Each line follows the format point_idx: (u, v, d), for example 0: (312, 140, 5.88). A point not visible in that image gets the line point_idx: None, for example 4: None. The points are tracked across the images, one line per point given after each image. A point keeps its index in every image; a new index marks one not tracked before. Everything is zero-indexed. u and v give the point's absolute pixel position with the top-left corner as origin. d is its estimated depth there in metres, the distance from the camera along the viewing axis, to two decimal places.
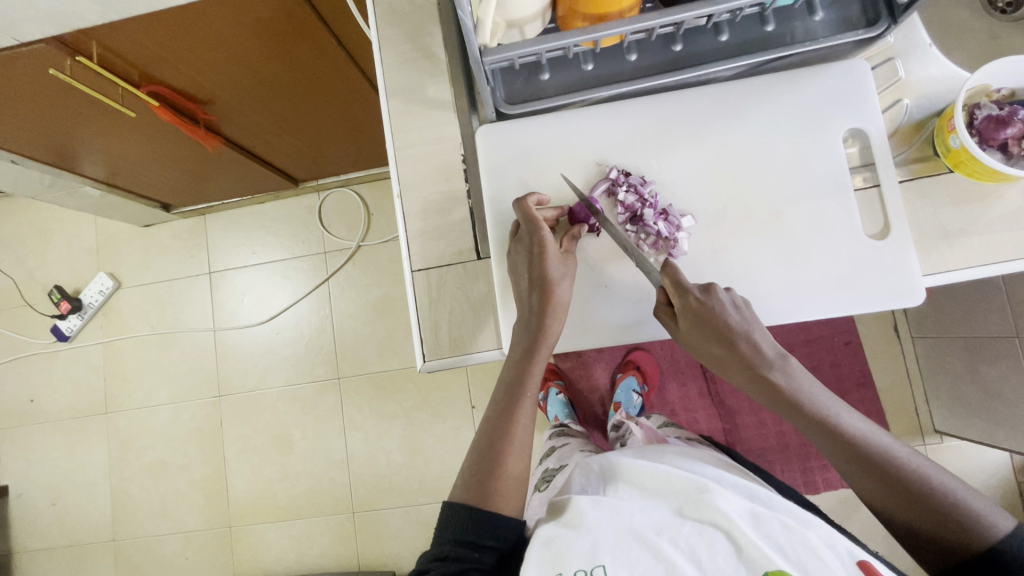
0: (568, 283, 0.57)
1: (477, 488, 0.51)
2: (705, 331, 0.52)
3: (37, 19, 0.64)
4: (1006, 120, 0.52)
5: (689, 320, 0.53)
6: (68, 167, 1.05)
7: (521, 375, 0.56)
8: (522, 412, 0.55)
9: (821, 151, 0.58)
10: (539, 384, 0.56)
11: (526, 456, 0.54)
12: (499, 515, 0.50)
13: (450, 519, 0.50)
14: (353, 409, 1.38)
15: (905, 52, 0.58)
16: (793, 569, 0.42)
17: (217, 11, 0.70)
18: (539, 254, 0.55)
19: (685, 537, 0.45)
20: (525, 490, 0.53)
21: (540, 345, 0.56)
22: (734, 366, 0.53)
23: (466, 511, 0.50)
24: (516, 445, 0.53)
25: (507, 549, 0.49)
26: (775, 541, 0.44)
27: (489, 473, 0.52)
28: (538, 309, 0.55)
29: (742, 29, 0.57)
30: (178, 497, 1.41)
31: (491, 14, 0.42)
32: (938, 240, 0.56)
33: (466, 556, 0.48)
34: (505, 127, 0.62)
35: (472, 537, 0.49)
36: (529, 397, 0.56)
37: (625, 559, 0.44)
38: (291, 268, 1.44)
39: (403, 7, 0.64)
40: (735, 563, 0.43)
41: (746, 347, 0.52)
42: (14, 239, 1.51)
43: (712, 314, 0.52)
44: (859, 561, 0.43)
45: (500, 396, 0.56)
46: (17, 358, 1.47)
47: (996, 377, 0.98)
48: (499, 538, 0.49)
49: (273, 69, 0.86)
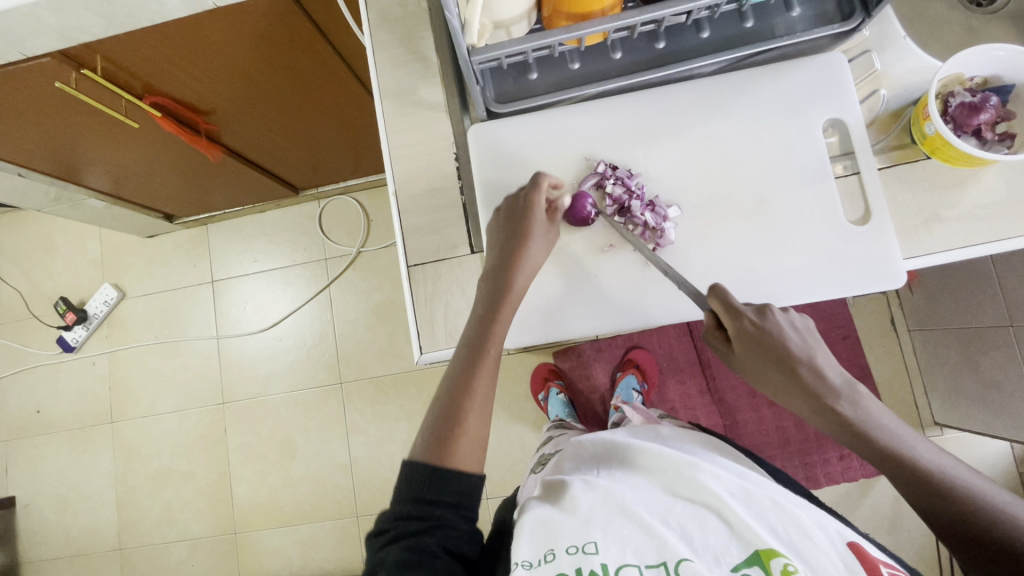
0: (544, 243, 0.58)
1: (437, 444, 0.50)
2: (765, 355, 0.52)
3: (45, 34, 0.67)
4: (979, 106, 0.54)
5: (746, 342, 0.53)
6: (72, 179, 1.08)
7: (484, 332, 0.55)
8: (486, 366, 0.54)
9: (801, 140, 0.59)
10: (501, 342, 0.56)
11: (488, 412, 0.53)
12: (458, 470, 0.49)
13: (410, 477, 0.48)
14: (355, 413, 1.39)
15: (880, 45, 0.60)
16: (784, 548, 0.44)
17: (217, 23, 0.72)
18: (527, 208, 0.58)
19: (677, 517, 0.46)
20: (484, 445, 0.52)
21: (506, 300, 0.57)
22: (793, 390, 0.53)
23: (426, 467, 0.48)
24: (476, 402, 0.52)
25: (470, 505, 0.48)
26: (767, 521, 0.45)
27: (450, 429, 0.50)
28: (507, 263, 0.57)
29: (722, 26, 0.59)
30: (183, 505, 1.42)
31: (477, 14, 0.44)
32: (919, 226, 0.58)
33: (428, 513, 0.47)
34: (496, 126, 0.63)
35: (434, 494, 0.47)
36: (491, 353, 0.55)
37: (617, 536, 0.44)
38: (293, 275, 1.46)
39: (395, 14, 0.67)
40: (727, 540, 0.44)
41: (806, 371, 0.52)
42: (20, 252, 1.54)
43: (771, 336, 0.52)
44: (848, 542, 0.45)
45: (461, 355, 0.55)
46: (24, 369, 1.49)
47: (992, 367, 0.98)
48: (462, 493, 0.48)
49: (273, 78, 0.89)
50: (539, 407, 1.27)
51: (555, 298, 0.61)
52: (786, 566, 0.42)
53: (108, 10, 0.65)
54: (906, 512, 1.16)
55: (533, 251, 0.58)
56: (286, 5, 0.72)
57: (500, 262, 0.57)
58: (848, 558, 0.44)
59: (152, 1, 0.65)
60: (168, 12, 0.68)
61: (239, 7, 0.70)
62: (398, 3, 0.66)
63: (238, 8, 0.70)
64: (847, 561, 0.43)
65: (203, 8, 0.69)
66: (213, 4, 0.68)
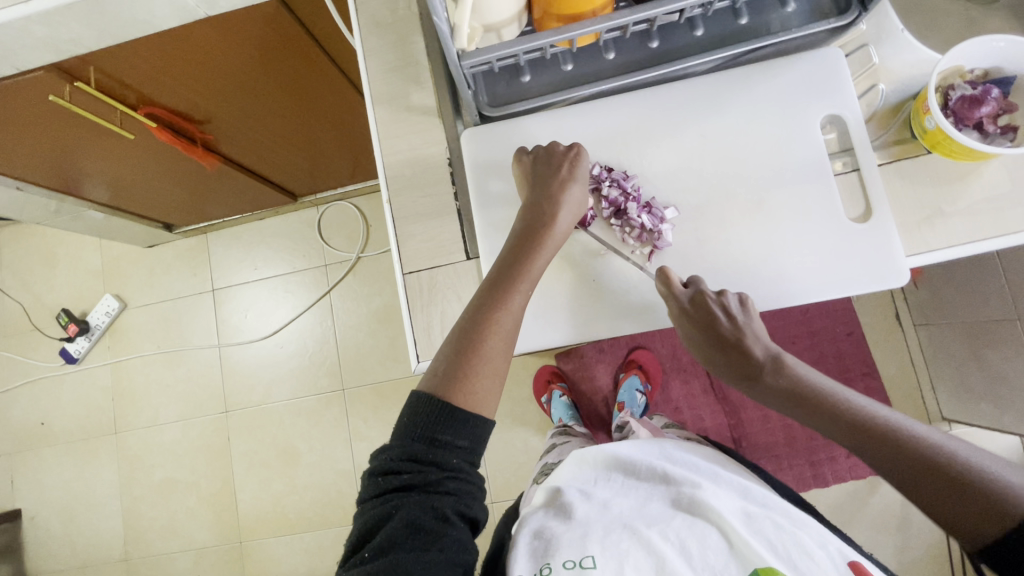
0: (579, 195, 0.57)
1: (453, 378, 0.50)
2: (700, 331, 0.56)
3: (37, 48, 0.66)
4: (980, 99, 0.53)
5: (688, 321, 0.56)
6: (70, 192, 1.08)
7: (516, 273, 0.55)
8: (511, 308, 0.53)
9: (799, 137, 0.58)
10: (531, 285, 0.55)
11: (507, 356, 0.53)
12: (472, 411, 0.49)
13: (423, 412, 0.48)
14: (358, 419, 1.39)
15: (878, 39, 0.60)
16: (784, 565, 0.43)
17: (209, 32, 0.72)
18: (572, 162, 0.58)
19: (675, 530, 0.46)
20: (500, 389, 0.51)
21: (538, 252, 0.56)
22: (726, 363, 0.58)
23: (441, 403, 0.48)
24: (497, 343, 0.52)
25: (477, 450, 0.48)
26: (765, 536, 0.45)
27: (469, 364, 0.50)
28: (541, 215, 0.56)
29: (716, 24, 0.58)
30: (188, 514, 1.41)
31: (466, 18, 0.43)
32: (922, 221, 0.57)
33: (439, 457, 0.46)
34: (489, 129, 0.63)
35: (447, 435, 0.47)
36: (519, 295, 0.54)
37: (615, 552, 0.44)
38: (293, 282, 1.46)
39: (386, 18, 0.66)
40: (725, 560, 0.44)
41: (739, 346, 0.57)
42: (21, 264, 1.54)
43: (713, 315, 0.56)
44: (849, 562, 0.43)
45: (488, 289, 0.54)
46: (27, 382, 1.49)
47: (1000, 361, 0.97)
48: (473, 439, 0.48)
49: (267, 86, 0.88)
50: (542, 410, 1.26)
51: (554, 303, 0.60)
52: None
53: (99, 22, 0.65)
54: (916, 509, 1.15)
55: (572, 197, 0.57)
56: (277, 13, 0.72)
57: (542, 205, 0.56)
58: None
59: (143, 12, 0.65)
60: (159, 22, 0.67)
61: (229, 15, 0.70)
62: (389, 8, 0.66)
63: (229, 16, 0.70)
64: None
65: (194, 17, 0.68)
66: (204, 13, 0.68)
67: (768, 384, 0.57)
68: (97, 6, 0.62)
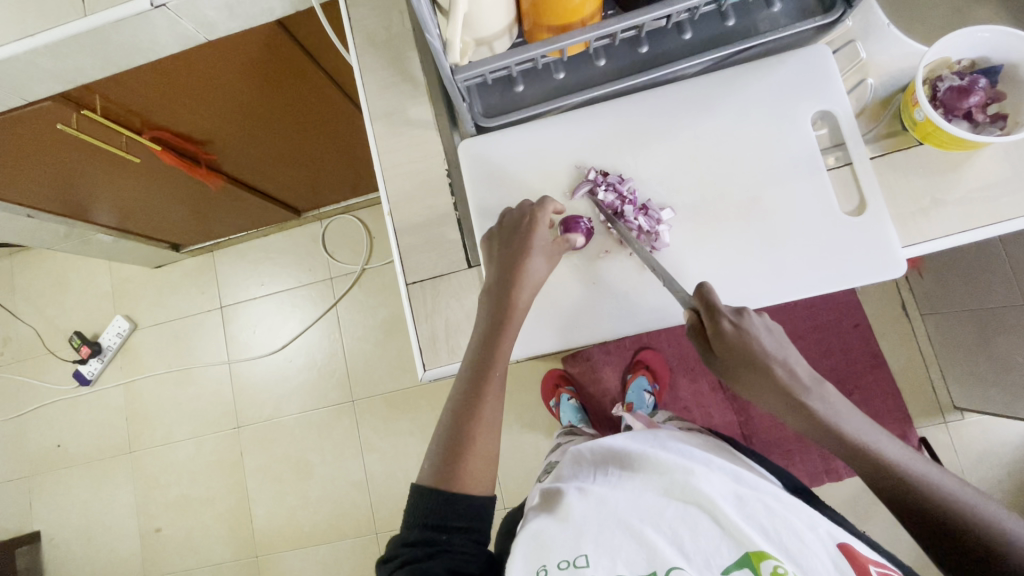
0: (546, 261, 0.57)
1: (445, 470, 0.51)
2: (742, 356, 0.50)
3: (44, 79, 0.69)
4: (968, 89, 0.54)
5: (726, 345, 0.51)
6: (80, 217, 1.10)
7: (488, 352, 0.55)
8: (491, 390, 0.54)
9: (791, 134, 0.59)
10: (506, 361, 0.55)
11: (496, 433, 0.54)
12: (469, 497, 0.50)
13: (417, 504, 0.51)
14: (368, 430, 1.40)
15: (865, 34, 0.60)
16: (776, 550, 0.43)
17: (208, 56, 0.74)
18: (527, 233, 0.57)
19: (669, 520, 0.46)
20: (494, 468, 0.53)
21: (511, 324, 0.55)
22: (770, 391, 0.51)
23: (436, 496, 0.50)
24: (485, 426, 0.53)
25: (477, 526, 0.50)
26: (758, 523, 0.45)
27: (459, 456, 0.51)
28: (507, 283, 0.56)
29: (704, 27, 0.59)
30: (205, 530, 1.43)
31: (458, 33, 0.44)
32: (917, 212, 0.57)
33: (433, 539, 0.48)
34: (485, 139, 0.64)
35: (442, 519, 0.49)
36: (496, 376, 0.54)
37: (608, 547, 0.44)
38: (299, 296, 1.48)
39: (381, 36, 0.68)
40: (717, 542, 0.44)
41: (774, 374, 0.50)
42: (33, 289, 1.57)
43: (748, 339, 0.50)
44: (838, 543, 0.45)
45: (466, 374, 0.55)
46: (42, 405, 1.52)
47: (1008, 348, 0.96)
48: (467, 517, 0.50)
49: (266, 107, 0.90)
50: (550, 414, 1.27)
51: (555, 308, 0.61)
52: (776, 568, 0.42)
53: (103, 52, 0.67)
54: None
55: (535, 266, 0.56)
56: (275, 35, 0.74)
57: (509, 275, 0.56)
58: (840, 559, 0.43)
59: (145, 41, 0.67)
60: (161, 49, 0.69)
61: (228, 39, 0.72)
62: (383, 26, 0.67)
63: (227, 41, 0.72)
64: (841, 565, 0.43)
65: (195, 43, 0.70)
66: (205, 38, 0.70)
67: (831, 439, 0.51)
68: (101, 36, 0.64)
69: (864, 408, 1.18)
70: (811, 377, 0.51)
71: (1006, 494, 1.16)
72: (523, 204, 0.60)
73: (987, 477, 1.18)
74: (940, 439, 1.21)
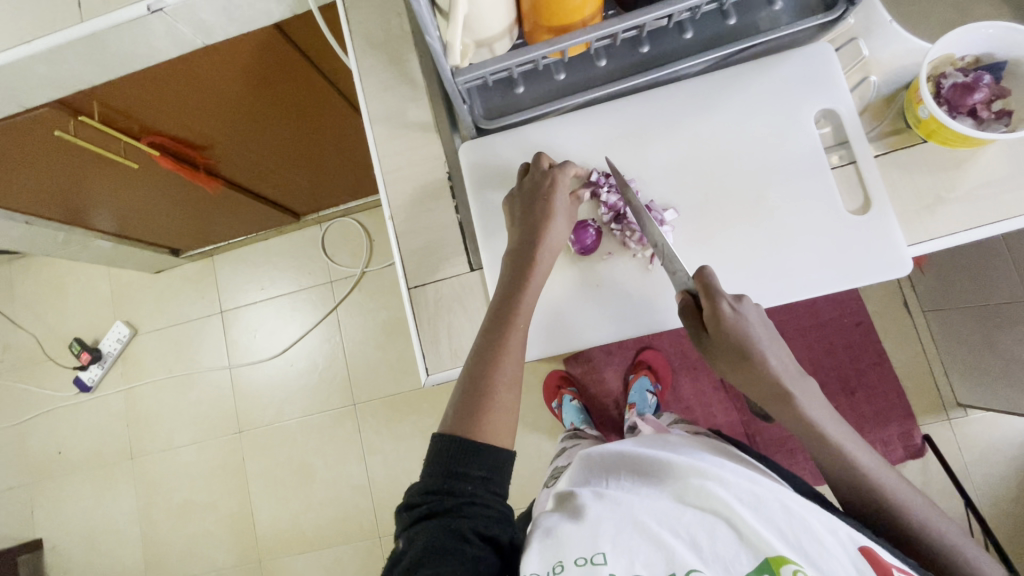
0: (566, 221, 0.58)
1: (467, 420, 0.50)
2: (734, 339, 0.51)
3: (41, 85, 0.68)
4: (972, 86, 0.54)
5: (720, 328, 0.52)
6: (79, 223, 1.10)
7: (510, 307, 0.55)
8: (512, 343, 0.54)
9: (793, 134, 0.59)
10: (527, 319, 0.56)
11: (516, 388, 0.53)
12: (491, 445, 0.49)
13: (440, 452, 0.49)
14: (370, 433, 1.40)
15: (867, 31, 0.60)
16: (795, 555, 0.43)
17: (206, 60, 0.73)
18: (545, 195, 0.58)
19: (685, 524, 0.45)
20: (514, 421, 0.52)
21: (531, 278, 0.56)
22: (759, 377, 0.52)
23: (459, 442, 0.49)
24: (506, 378, 0.53)
25: (500, 476, 0.49)
26: (778, 526, 0.44)
27: (481, 405, 0.51)
28: (529, 243, 0.57)
29: (705, 25, 0.59)
30: (208, 536, 1.42)
31: (458, 36, 0.44)
32: (922, 210, 0.57)
33: (458, 489, 0.47)
34: (486, 141, 0.64)
35: (464, 467, 0.48)
36: (517, 331, 0.54)
37: (625, 547, 0.43)
38: (300, 299, 1.47)
39: (379, 38, 0.67)
40: (736, 549, 0.44)
41: (764, 361, 0.52)
42: (33, 296, 1.56)
43: (743, 323, 0.51)
44: (860, 547, 0.44)
45: (486, 328, 0.55)
46: (43, 412, 1.51)
47: (1011, 344, 0.95)
48: (491, 465, 0.48)
49: (266, 110, 0.90)
50: (553, 415, 1.26)
51: (558, 311, 0.61)
52: (796, 572, 0.42)
53: (101, 57, 0.67)
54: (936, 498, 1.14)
55: (556, 229, 0.57)
56: (273, 38, 0.73)
57: (532, 232, 0.57)
58: (861, 563, 0.43)
59: (143, 45, 0.67)
60: (159, 54, 0.69)
61: (225, 43, 0.71)
62: (382, 28, 0.67)
63: (226, 45, 0.72)
64: (862, 569, 0.43)
65: (192, 47, 0.70)
66: (203, 43, 0.69)
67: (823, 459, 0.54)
68: (98, 41, 0.64)
69: (867, 406, 1.18)
70: (795, 373, 0.54)
71: (1011, 490, 1.16)
72: (537, 163, 0.60)
73: (992, 473, 1.17)
74: (945, 436, 1.20)
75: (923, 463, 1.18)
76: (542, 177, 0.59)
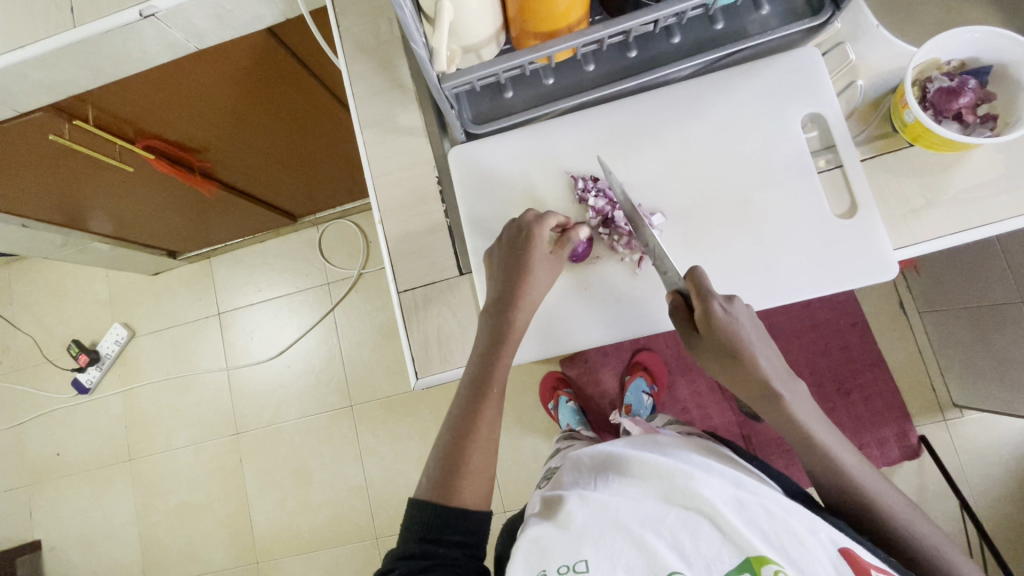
0: (547, 276, 0.58)
1: (441, 486, 0.53)
2: (725, 342, 0.51)
3: (34, 91, 0.68)
4: (957, 91, 0.54)
5: (712, 329, 0.51)
6: (76, 226, 1.10)
7: (486, 370, 0.56)
8: (488, 406, 0.55)
9: (781, 138, 0.59)
10: (504, 380, 0.56)
11: (492, 452, 0.55)
12: (464, 511, 0.51)
13: (415, 520, 0.51)
14: (367, 435, 1.40)
15: (854, 36, 0.60)
16: (777, 555, 0.43)
17: (198, 65, 0.74)
18: (519, 251, 0.57)
19: (669, 526, 0.45)
20: (488, 486, 0.54)
21: (507, 339, 0.56)
22: (748, 379, 0.52)
23: (432, 509, 0.51)
24: (481, 443, 0.54)
25: (474, 541, 0.51)
26: (759, 528, 0.45)
27: (455, 471, 0.53)
28: (506, 304, 0.57)
29: (692, 30, 0.59)
30: (205, 537, 1.43)
31: (444, 41, 0.44)
32: (909, 214, 0.57)
33: (430, 552, 0.49)
34: (476, 145, 0.64)
35: (438, 532, 0.50)
36: (494, 395, 0.56)
37: (608, 551, 0.44)
38: (297, 301, 1.48)
39: (369, 43, 0.68)
40: (718, 547, 0.44)
41: (755, 362, 0.51)
42: (31, 299, 1.57)
43: (734, 326, 0.51)
44: (840, 548, 0.44)
45: (463, 393, 0.57)
46: (41, 414, 1.52)
47: (1006, 345, 0.96)
48: (464, 531, 0.51)
49: (259, 113, 0.90)
50: (549, 416, 1.26)
51: (546, 315, 0.61)
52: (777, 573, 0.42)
53: (94, 63, 0.67)
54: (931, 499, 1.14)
55: (535, 285, 0.57)
56: (265, 43, 0.74)
57: (509, 288, 0.57)
58: (840, 563, 0.43)
59: (135, 50, 0.67)
60: (152, 59, 0.69)
61: (217, 48, 0.72)
62: (372, 33, 0.67)
63: (217, 49, 0.72)
64: (840, 570, 0.43)
65: (185, 52, 0.70)
66: (194, 47, 0.70)
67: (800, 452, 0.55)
68: (90, 47, 0.64)
69: (862, 407, 1.17)
70: (790, 375, 0.54)
71: (1007, 491, 1.16)
72: (522, 218, 0.58)
73: (988, 474, 1.17)
74: (940, 437, 1.20)
75: (918, 464, 1.18)
76: (523, 232, 0.57)
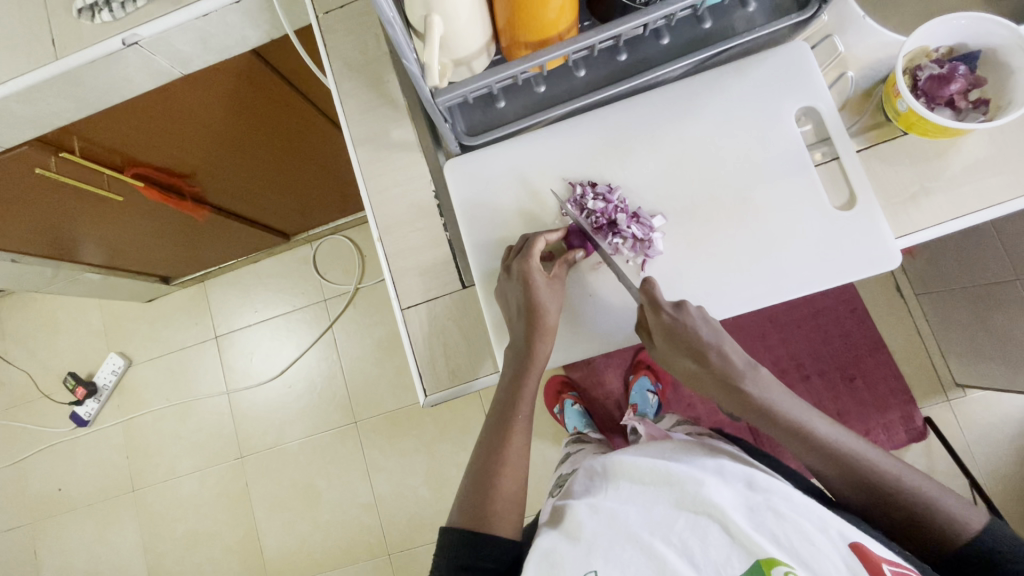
0: (555, 302, 0.57)
1: (473, 510, 0.53)
2: (673, 341, 0.54)
3: (21, 125, 0.67)
4: (948, 77, 0.54)
5: (663, 336, 0.55)
6: (66, 258, 1.08)
7: (512, 399, 0.57)
8: (516, 434, 0.56)
9: (776, 134, 0.59)
10: (529, 408, 0.57)
11: (520, 477, 0.55)
12: (494, 536, 0.51)
13: (451, 548, 0.51)
14: (373, 450, 1.39)
15: (841, 28, 0.61)
16: (787, 556, 0.42)
17: (183, 91, 0.73)
18: (524, 288, 0.57)
19: (678, 533, 0.44)
20: (519, 511, 0.54)
21: (529, 369, 0.57)
22: (709, 379, 0.54)
23: (464, 535, 0.51)
24: (510, 468, 0.55)
25: (505, 569, 0.51)
26: (769, 530, 0.43)
27: (486, 496, 0.53)
28: (527, 333, 0.57)
29: (681, 31, 0.59)
30: (213, 564, 1.41)
31: (435, 57, 0.42)
32: (906, 202, 0.57)
33: None
34: (471, 158, 0.64)
35: (472, 559, 0.50)
36: (520, 424, 0.57)
37: (617, 561, 0.44)
38: (294, 320, 1.47)
39: (358, 59, 0.67)
40: (727, 552, 0.43)
41: (711, 360, 0.53)
42: (24, 333, 1.55)
43: (683, 329, 0.54)
44: (850, 543, 0.42)
45: (491, 423, 0.58)
46: (40, 450, 1.49)
47: (1005, 323, 0.96)
48: (497, 559, 0.51)
49: (242, 133, 0.88)
50: (556, 421, 1.26)
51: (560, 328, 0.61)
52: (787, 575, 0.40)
53: (80, 95, 0.66)
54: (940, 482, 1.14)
55: (549, 312, 0.57)
56: (251, 65, 0.73)
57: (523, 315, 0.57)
58: (854, 563, 0.41)
59: (120, 80, 0.66)
60: (137, 87, 0.68)
61: (202, 72, 0.71)
62: (360, 50, 0.67)
63: (202, 73, 0.71)
64: (854, 570, 0.40)
65: (169, 79, 0.69)
66: (179, 74, 0.69)
67: (814, 451, 0.53)
68: (75, 79, 0.63)
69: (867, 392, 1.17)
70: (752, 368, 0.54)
71: (1013, 467, 1.16)
72: (513, 249, 0.60)
73: (993, 452, 1.18)
74: (946, 418, 1.21)
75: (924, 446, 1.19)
76: (512, 270, 0.58)
